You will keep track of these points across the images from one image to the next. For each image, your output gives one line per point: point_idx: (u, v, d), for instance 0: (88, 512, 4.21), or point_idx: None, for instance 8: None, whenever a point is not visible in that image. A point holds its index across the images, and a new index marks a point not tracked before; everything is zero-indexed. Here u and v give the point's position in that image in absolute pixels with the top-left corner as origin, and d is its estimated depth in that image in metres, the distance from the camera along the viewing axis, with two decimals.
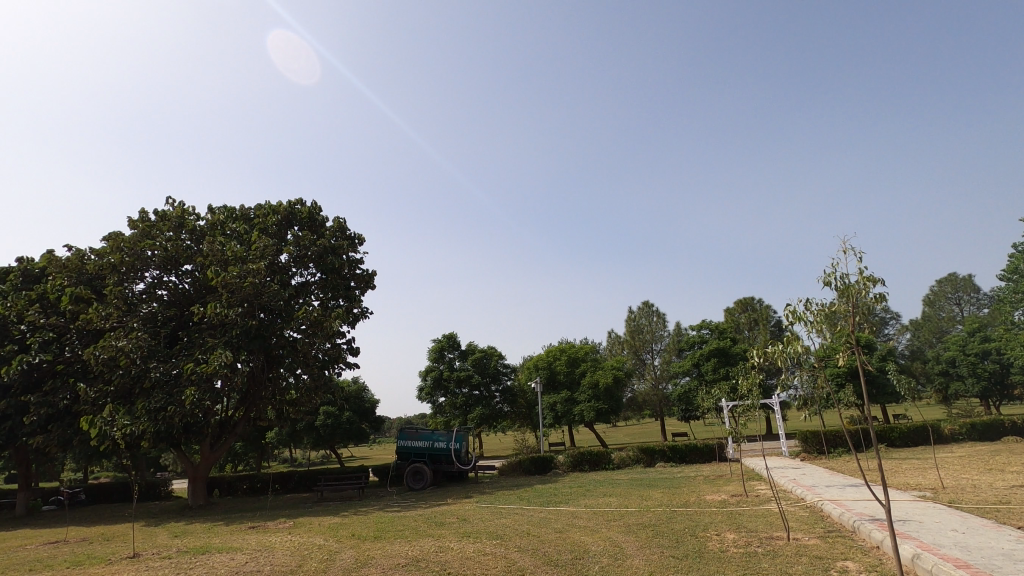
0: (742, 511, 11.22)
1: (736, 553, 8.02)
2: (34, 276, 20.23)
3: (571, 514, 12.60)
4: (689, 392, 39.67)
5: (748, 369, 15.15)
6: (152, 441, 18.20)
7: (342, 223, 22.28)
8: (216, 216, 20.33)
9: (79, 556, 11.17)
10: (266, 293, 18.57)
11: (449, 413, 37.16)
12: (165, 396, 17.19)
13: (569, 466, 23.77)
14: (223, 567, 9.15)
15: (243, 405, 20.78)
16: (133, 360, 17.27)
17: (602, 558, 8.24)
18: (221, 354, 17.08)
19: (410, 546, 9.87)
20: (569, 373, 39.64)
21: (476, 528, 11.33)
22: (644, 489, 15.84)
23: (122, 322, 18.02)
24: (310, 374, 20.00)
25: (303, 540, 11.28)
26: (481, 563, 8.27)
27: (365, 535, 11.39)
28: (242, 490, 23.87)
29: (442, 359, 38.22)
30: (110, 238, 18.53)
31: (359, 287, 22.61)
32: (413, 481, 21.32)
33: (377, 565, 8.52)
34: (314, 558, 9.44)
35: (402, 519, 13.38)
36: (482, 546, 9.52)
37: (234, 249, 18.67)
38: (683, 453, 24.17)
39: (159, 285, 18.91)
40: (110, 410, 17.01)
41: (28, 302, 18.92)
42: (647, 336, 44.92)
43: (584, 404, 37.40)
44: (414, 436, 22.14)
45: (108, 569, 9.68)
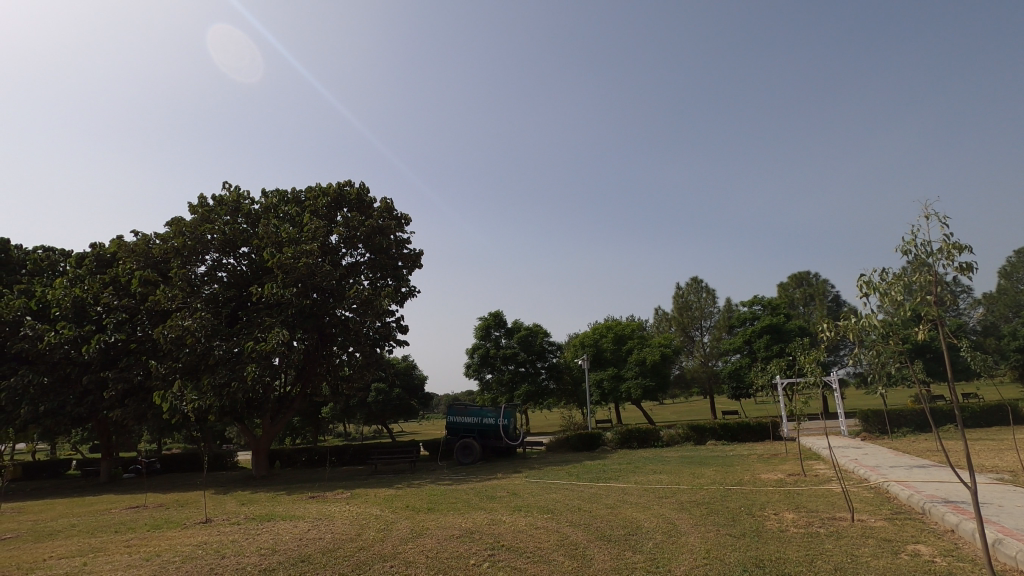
0: (801, 491, 10.86)
1: (796, 533, 7.80)
2: (106, 261, 21.56)
3: (622, 490, 12.53)
4: (739, 369, 38.88)
5: (807, 345, 14.60)
6: (218, 415, 19.22)
7: (389, 204, 22.54)
8: (269, 199, 20.95)
9: (157, 520, 11.98)
10: (319, 273, 19.11)
11: (496, 390, 37.68)
12: (228, 372, 18.08)
13: (618, 442, 23.70)
14: (287, 533, 9.60)
15: (300, 381, 21.60)
16: (198, 338, 18.21)
17: (656, 535, 8.17)
18: (278, 333, 17.77)
19: (463, 518, 10.09)
20: (616, 351, 39.42)
21: (526, 503, 11.43)
22: (695, 467, 15.58)
23: (187, 303, 18.98)
24: (362, 352, 20.56)
25: (361, 511, 11.69)
26: (533, 537, 8.35)
27: (419, 507, 11.69)
28: (301, 461, 25.00)
29: (489, 337, 38.48)
30: (173, 223, 19.45)
31: (407, 267, 22.96)
32: (463, 456, 21.77)
33: (433, 536, 8.75)
34: (372, 527, 9.77)
35: (453, 492, 13.68)
36: (534, 520, 9.61)
37: (287, 231, 19.28)
38: (736, 431, 23.69)
39: (219, 267, 19.75)
40: (179, 386, 18.02)
41: (103, 285, 20.22)
42: (696, 314, 43.65)
43: (631, 381, 37.09)
44: (463, 412, 22.50)
45: (184, 533, 10.35)
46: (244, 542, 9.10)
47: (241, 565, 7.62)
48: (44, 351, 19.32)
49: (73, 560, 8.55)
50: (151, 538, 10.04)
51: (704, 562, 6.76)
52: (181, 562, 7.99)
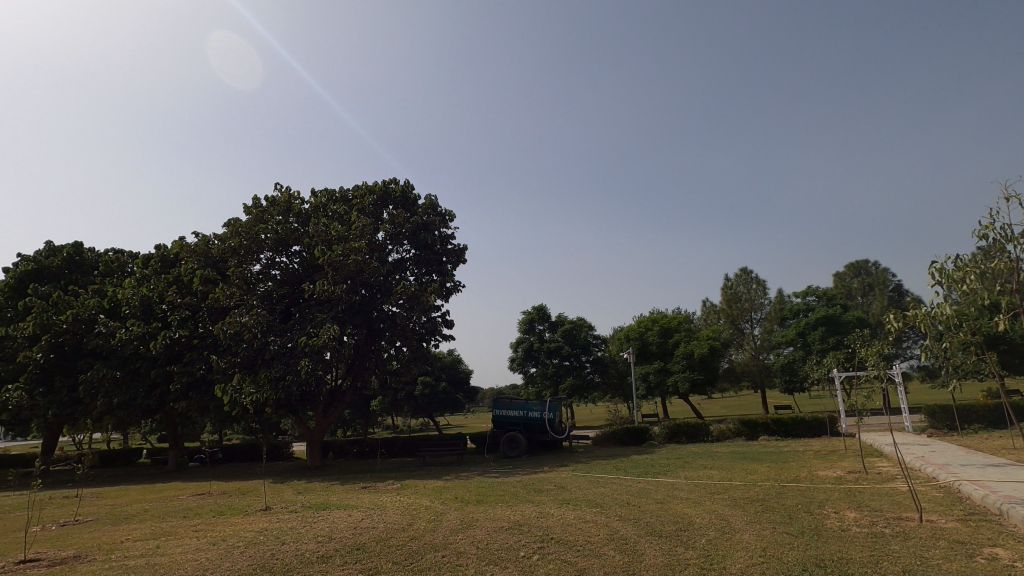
0: (863, 489, 10.39)
1: (859, 533, 7.47)
2: (170, 261, 22.76)
3: (671, 485, 12.33)
4: (793, 362, 37.82)
5: (867, 337, 13.91)
6: (274, 408, 19.99)
7: (433, 200, 22.82)
8: (318, 199, 21.57)
9: (221, 507, 12.60)
10: (368, 270, 19.55)
11: (541, 383, 37.69)
12: (283, 367, 18.79)
13: (666, 437, 23.27)
14: (342, 522, 9.92)
15: (350, 375, 22.20)
16: (255, 334, 18.99)
17: (709, 531, 8.00)
18: (329, 328, 18.31)
19: (511, 511, 10.15)
20: (662, 344, 38.75)
21: (574, 497, 11.41)
22: (748, 464, 15.14)
23: (243, 300, 19.81)
24: (409, 346, 20.98)
25: (411, 501, 11.96)
26: (583, 530, 8.32)
27: (467, 498, 11.86)
28: (353, 453, 25.78)
29: (533, 331, 38.47)
30: (229, 224, 20.30)
31: (451, 262, 23.21)
32: (509, 449, 21.92)
33: (483, 527, 8.85)
34: (423, 518, 9.97)
35: (500, 484, 13.80)
36: (583, 513, 9.58)
37: (336, 229, 19.81)
38: (790, 426, 22.88)
39: (273, 265, 20.52)
40: (238, 379, 18.80)
41: (168, 285, 21.37)
42: (745, 305, 41.93)
43: (678, 375, 36.35)
44: (509, 405, 22.63)
45: (246, 519, 10.85)
46: (302, 530, 9.46)
47: (300, 551, 7.92)
48: (116, 347, 20.62)
49: (147, 543, 9.10)
50: (217, 523, 10.58)
51: (761, 560, 6.57)
52: (245, 546, 8.39)
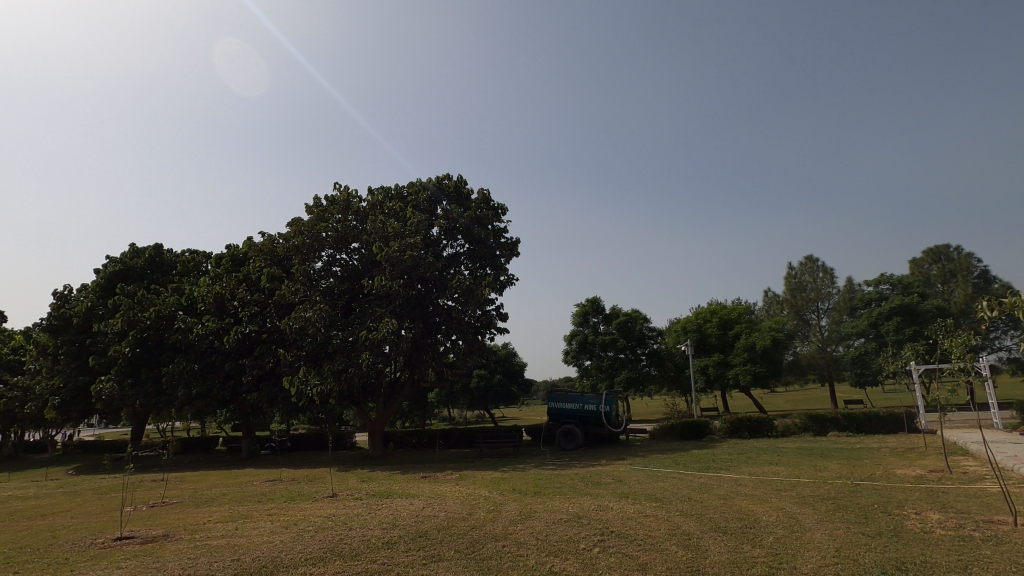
0: (946, 489, 9.71)
1: (944, 535, 7.00)
2: (239, 260, 24.08)
3: (734, 481, 11.97)
4: (864, 355, 35.86)
5: (950, 327, 12.94)
6: (338, 399, 20.75)
7: (486, 194, 22.95)
8: (375, 197, 22.15)
9: (291, 493, 13.25)
10: (423, 265, 19.93)
11: (596, 376, 37.41)
12: (345, 360, 19.46)
13: (727, 432, 22.60)
14: (404, 510, 10.23)
15: (408, 368, 22.76)
16: (318, 328, 19.81)
17: (777, 529, 7.71)
18: (388, 322, 18.80)
19: (570, 503, 10.16)
20: (722, 336, 37.62)
21: (632, 490, 11.28)
22: (817, 460, 14.47)
23: (307, 296, 20.69)
24: (465, 339, 21.27)
25: (470, 491, 12.18)
26: (643, 524, 8.22)
27: (525, 490, 11.95)
28: (412, 443, 26.48)
29: (587, 324, 38.18)
30: (293, 223, 21.19)
31: (505, 255, 23.35)
32: (565, 442, 21.92)
33: (542, 519, 8.90)
34: (482, 508, 10.13)
35: (558, 476, 13.82)
36: (642, 507, 9.45)
37: (393, 226, 20.30)
38: (862, 422, 21.69)
39: (334, 262, 21.28)
40: (304, 371, 19.65)
41: (239, 282, 22.63)
42: (811, 295, 40.40)
43: (739, 368, 35.12)
44: (564, 398, 22.57)
45: (315, 505, 11.39)
46: (367, 516, 9.83)
47: (367, 537, 8.21)
48: (194, 341, 22.00)
49: (226, 524, 9.70)
50: (288, 508, 11.15)
51: (834, 560, 6.28)
52: (315, 531, 8.80)
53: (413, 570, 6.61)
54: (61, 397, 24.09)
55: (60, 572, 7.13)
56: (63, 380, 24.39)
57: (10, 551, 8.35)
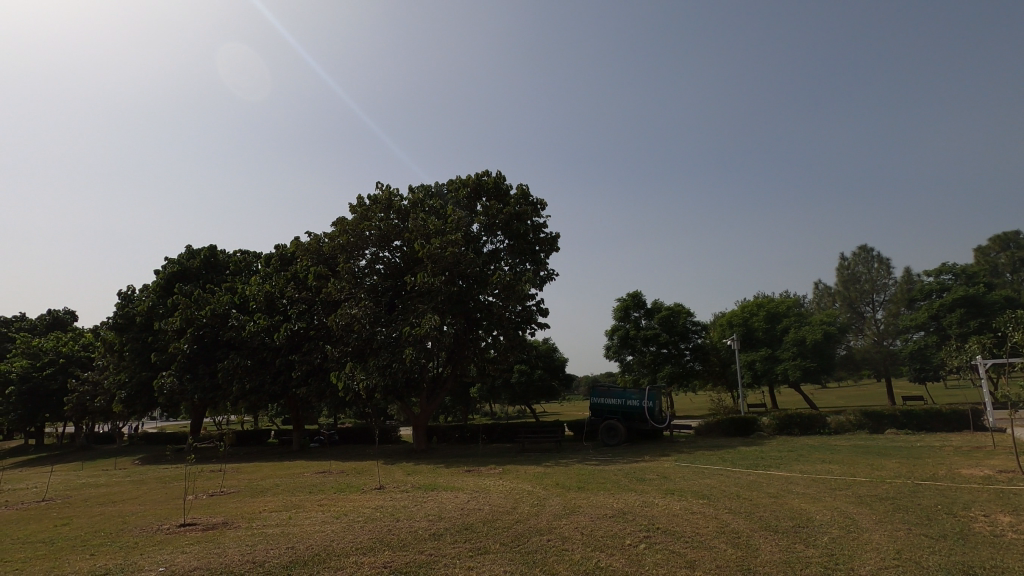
0: (1018, 491, 9.14)
1: (1017, 539, 6.60)
2: (287, 259, 24.93)
3: (785, 479, 11.63)
4: (924, 349, 33.88)
5: (1020, 319, 12.15)
6: (383, 394, 21.22)
7: (525, 189, 22.93)
8: (416, 195, 22.51)
9: (340, 485, 13.66)
10: (464, 262, 20.09)
11: (638, 371, 36.94)
12: (390, 355, 19.88)
13: (776, 428, 21.91)
14: (450, 503, 10.40)
15: (451, 363, 23.06)
16: (363, 325, 20.31)
17: (832, 529, 7.45)
18: (430, 318, 19.08)
19: (614, 499, 10.09)
20: (769, 330, 36.60)
21: (678, 487, 11.09)
22: (873, 459, 13.86)
23: (352, 293, 21.23)
24: (506, 335, 21.38)
25: (514, 486, 12.27)
26: (691, 521, 8.10)
27: (569, 484, 11.95)
28: (455, 438, 26.83)
29: (628, 318, 37.67)
30: (338, 223, 21.73)
31: (545, 250, 23.32)
32: (608, 437, 21.77)
33: (586, 514, 8.87)
34: (526, 502, 10.19)
35: (601, 472, 13.76)
36: (689, 504, 9.31)
37: (434, 223, 20.57)
38: (923, 419, 20.71)
39: (377, 260, 21.75)
40: (351, 367, 20.19)
41: (288, 280, 23.45)
42: (866, 287, 39.54)
43: (788, 362, 34.01)
44: (606, 394, 22.41)
45: (364, 496, 11.73)
46: (414, 508, 10.04)
47: (413, 529, 8.39)
48: (247, 338, 22.92)
49: (281, 514, 10.11)
50: (339, 499, 11.52)
51: (895, 562, 6.03)
52: (364, 521, 9.05)
53: (460, 562, 6.72)
54: (126, 391, 25.52)
55: (131, 555, 7.59)
56: (128, 375, 25.85)
57: (87, 535, 8.94)
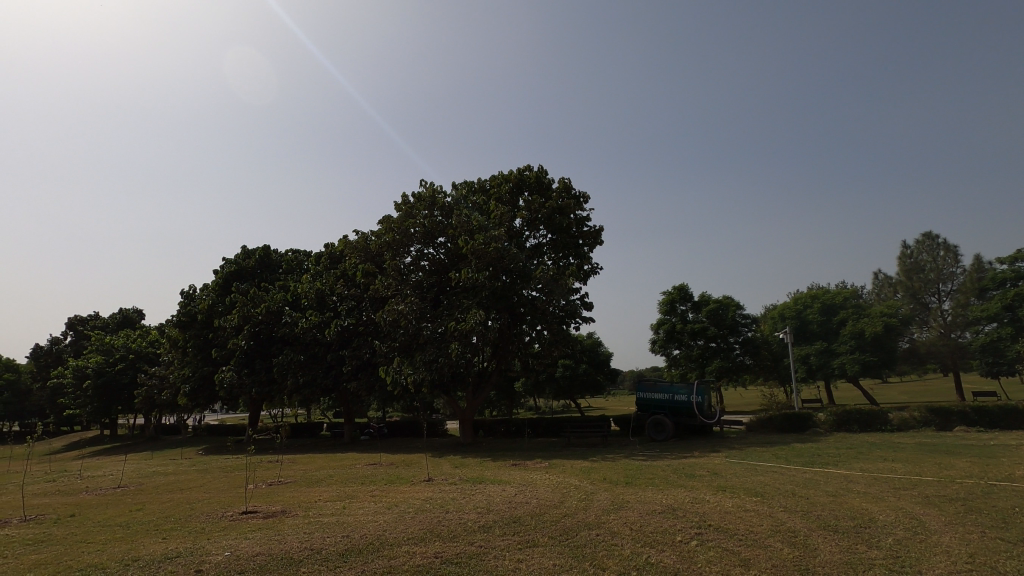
0: None
1: None
2: (336, 257, 25.68)
3: (844, 477, 11.17)
4: (997, 342, 31.30)
5: None
6: (430, 388, 21.59)
7: (567, 183, 22.78)
8: (459, 191, 22.76)
9: (390, 476, 14.01)
10: (507, 257, 20.16)
11: (685, 366, 36.16)
12: (436, 350, 20.21)
13: (833, 425, 21.02)
14: (498, 496, 10.51)
15: (495, 358, 23.21)
16: (410, 321, 20.72)
17: (896, 530, 7.12)
18: (475, 314, 19.25)
19: (663, 494, 9.95)
20: (825, 323, 35.31)
21: (729, 483, 10.84)
22: (941, 457, 13.12)
23: (399, 290, 21.71)
24: (550, 329, 21.35)
25: (560, 480, 12.29)
26: (744, 519, 7.89)
27: (616, 480, 11.85)
28: (501, 432, 27.03)
29: (675, 312, 36.91)
30: (384, 221, 22.21)
31: (588, 244, 23.13)
32: (655, 432, 21.48)
33: (635, 509, 8.79)
34: (574, 496, 10.19)
35: (649, 467, 13.58)
36: (742, 502, 9.08)
37: (477, 219, 20.73)
38: (996, 416, 19.44)
39: (422, 256, 22.11)
40: (398, 362, 20.64)
41: (337, 278, 24.16)
42: (931, 276, 37.33)
43: (846, 356, 32.59)
44: (653, 388, 22.06)
45: (414, 488, 12.01)
46: (462, 500, 10.20)
47: (463, 520, 8.52)
48: (300, 334, 23.79)
49: (336, 503, 10.47)
50: (389, 490, 11.83)
51: (968, 567, 5.70)
52: (415, 512, 9.25)
53: (509, 554, 6.79)
54: (190, 385, 26.94)
55: (199, 539, 8.04)
56: (191, 370, 27.28)
57: (159, 520, 9.52)
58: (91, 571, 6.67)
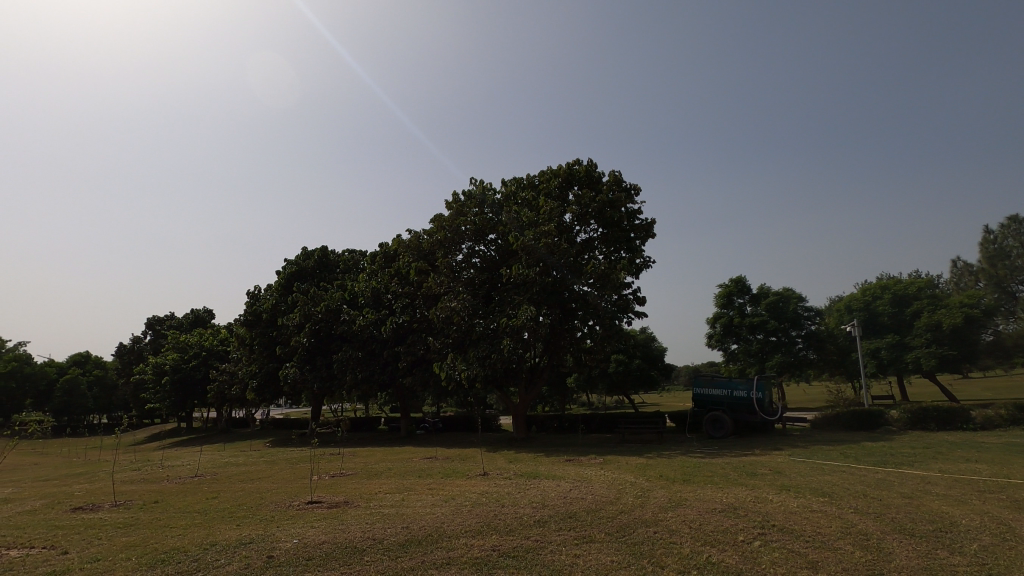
0: None
1: None
2: (391, 256, 26.33)
3: (922, 478, 10.53)
4: None
5: None
6: (483, 383, 21.83)
7: (617, 176, 22.46)
8: (508, 188, 22.87)
9: (446, 470, 14.28)
10: (558, 252, 20.06)
11: (744, 361, 34.99)
12: (488, 346, 20.43)
13: (907, 423, 19.83)
14: (553, 491, 10.53)
15: (548, 353, 23.21)
16: (462, 317, 21.01)
17: (981, 535, 6.66)
18: (527, 310, 19.32)
19: (723, 492, 9.69)
20: (897, 315, 33.32)
21: (794, 482, 10.43)
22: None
23: (451, 287, 22.06)
24: (602, 324, 21.14)
25: (616, 476, 12.16)
26: (811, 520, 7.58)
27: (673, 477, 11.63)
28: (554, 427, 27.00)
29: (732, 305, 35.80)
30: (436, 219, 22.60)
31: (640, 238, 22.74)
32: (712, 429, 20.92)
33: (694, 508, 8.59)
34: (629, 493, 10.06)
35: (708, 465, 13.26)
36: (808, 502, 8.71)
37: (527, 215, 20.78)
38: None
39: (474, 254, 22.35)
40: (452, 358, 21.00)
41: (392, 276, 24.80)
42: (1018, 263, 34.55)
43: (921, 350, 30.51)
44: (710, 383, 21.48)
45: (470, 482, 12.22)
46: (518, 495, 10.29)
47: (519, 515, 8.59)
48: (358, 331, 24.59)
49: (395, 495, 10.79)
50: (446, 484, 12.08)
51: None
52: (471, 506, 9.41)
53: (565, 549, 6.80)
54: (257, 380, 28.38)
55: (270, 527, 8.48)
56: (258, 366, 28.71)
57: (233, 508, 10.10)
58: (174, 553, 7.16)
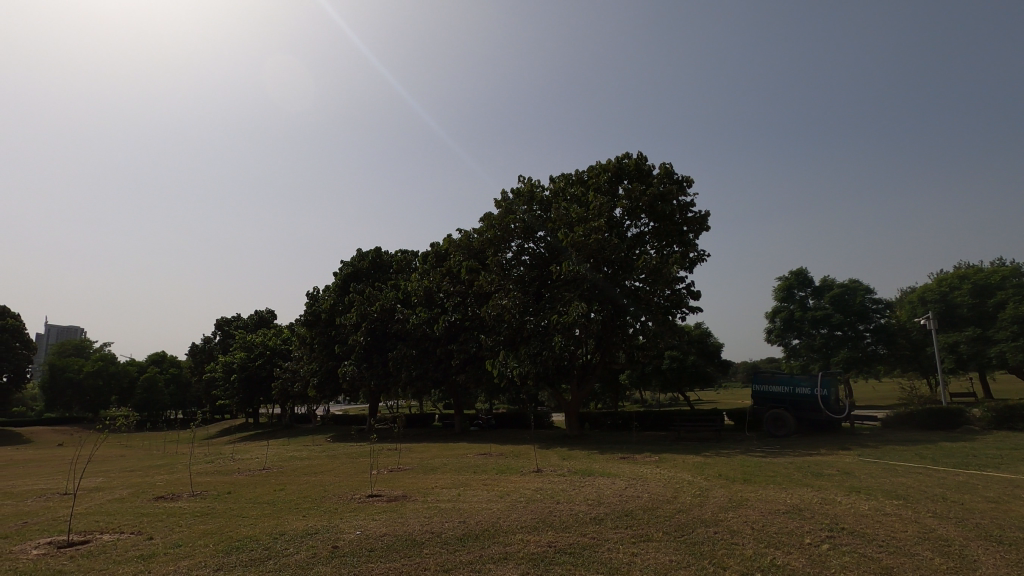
0: None
1: None
2: (442, 255, 26.79)
3: (1008, 481, 9.80)
4: None
5: None
6: (535, 380, 21.87)
7: (668, 168, 21.95)
8: (557, 185, 22.80)
9: (500, 466, 14.41)
10: (609, 248, 19.83)
11: (807, 356, 33.61)
12: (540, 344, 20.45)
13: (990, 422, 18.50)
14: (608, 488, 10.44)
15: (599, 350, 22.99)
16: (513, 315, 21.11)
17: None
18: (577, 306, 19.22)
19: (786, 493, 9.33)
20: (977, 307, 31.04)
21: (864, 484, 9.92)
22: None
23: (502, 285, 22.21)
24: (655, 320, 20.76)
25: (672, 474, 11.92)
26: (884, 524, 7.19)
27: (733, 476, 11.31)
28: (607, 424, 26.73)
29: (792, 299, 34.46)
30: (485, 219, 22.81)
31: (693, 231, 22.16)
32: (774, 428, 20.16)
33: (755, 508, 8.32)
34: (687, 492, 9.85)
35: (769, 464, 12.81)
36: (880, 504, 8.27)
37: (576, 211, 20.67)
38: None
39: (524, 251, 22.41)
40: (504, 355, 21.18)
41: (443, 275, 25.21)
42: None
43: (1006, 344, 28.22)
44: (770, 380, 20.70)
45: (524, 478, 12.29)
46: (572, 492, 10.26)
47: (574, 512, 8.57)
48: (412, 330, 25.16)
49: (451, 490, 10.99)
50: (500, 479, 12.21)
51: None
52: (526, 502, 9.47)
53: (622, 548, 6.73)
54: (317, 378, 29.51)
55: (333, 518, 8.82)
56: (318, 364, 29.85)
57: (299, 500, 10.57)
58: (247, 542, 7.57)
